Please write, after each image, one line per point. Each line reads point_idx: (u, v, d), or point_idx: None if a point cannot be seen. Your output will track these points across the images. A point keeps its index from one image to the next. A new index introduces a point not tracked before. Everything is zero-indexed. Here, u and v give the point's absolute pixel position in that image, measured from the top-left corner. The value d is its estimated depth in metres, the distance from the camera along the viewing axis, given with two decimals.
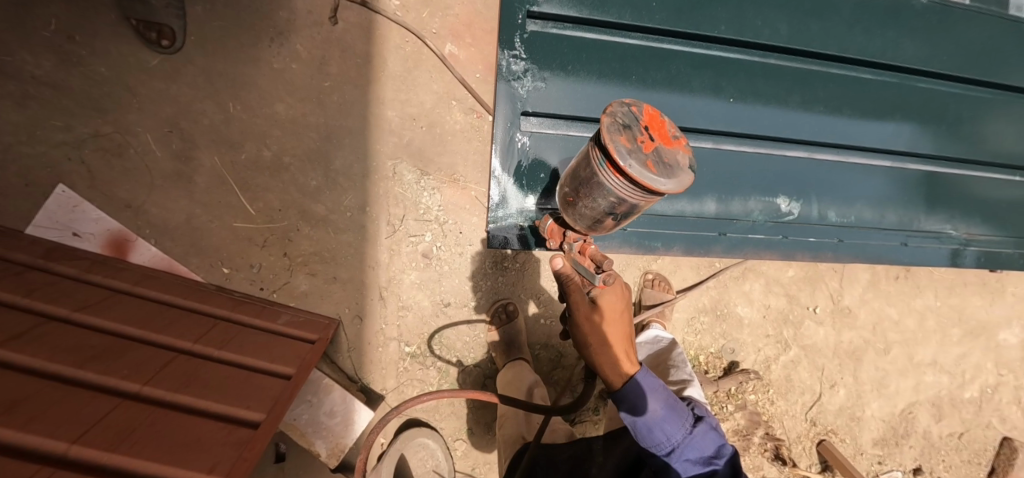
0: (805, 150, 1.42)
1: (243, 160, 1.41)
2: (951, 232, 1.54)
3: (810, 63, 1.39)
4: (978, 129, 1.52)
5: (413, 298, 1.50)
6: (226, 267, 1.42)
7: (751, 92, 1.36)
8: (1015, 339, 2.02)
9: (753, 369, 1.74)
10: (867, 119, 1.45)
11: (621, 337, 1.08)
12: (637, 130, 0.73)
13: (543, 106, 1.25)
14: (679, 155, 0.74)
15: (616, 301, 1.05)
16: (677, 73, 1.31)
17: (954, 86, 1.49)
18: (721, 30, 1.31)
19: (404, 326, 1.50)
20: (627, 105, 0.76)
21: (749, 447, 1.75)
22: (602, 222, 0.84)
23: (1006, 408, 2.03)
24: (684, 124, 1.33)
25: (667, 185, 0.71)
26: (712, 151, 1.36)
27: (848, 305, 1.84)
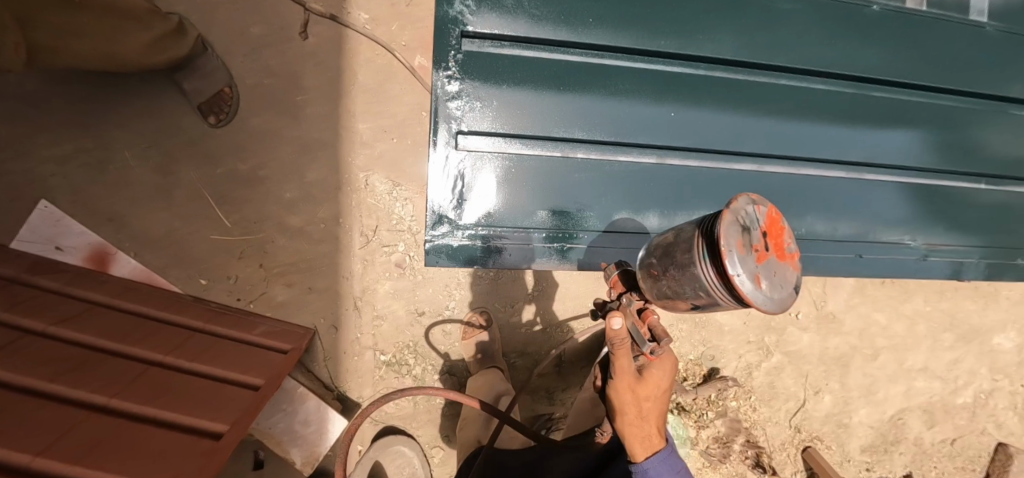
0: (761, 161, 1.40)
1: (219, 173, 1.42)
2: (910, 242, 1.51)
3: (760, 75, 1.37)
4: (937, 137, 1.49)
5: (388, 308, 1.50)
6: (204, 279, 1.45)
7: (703, 106, 1.35)
8: (1011, 343, 1.97)
9: (733, 376, 1.72)
10: (823, 130, 1.43)
11: (656, 411, 1.01)
12: (755, 236, 0.68)
13: (483, 126, 1.26)
14: (787, 271, 0.70)
15: (662, 373, 0.96)
16: (621, 88, 1.31)
17: (911, 94, 1.46)
18: (663, 45, 1.31)
19: (379, 335, 1.51)
20: (751, 202, 0.70)
21: (729, 455, 1.72)
22: (674, 304, 0.81)
23: (1002, 414, 2.00)
24: (635, 137, 1.33)
25: (769, 304, 0.68)
26: (661, 166, 1.35)
27: (833, 311, 1.79)
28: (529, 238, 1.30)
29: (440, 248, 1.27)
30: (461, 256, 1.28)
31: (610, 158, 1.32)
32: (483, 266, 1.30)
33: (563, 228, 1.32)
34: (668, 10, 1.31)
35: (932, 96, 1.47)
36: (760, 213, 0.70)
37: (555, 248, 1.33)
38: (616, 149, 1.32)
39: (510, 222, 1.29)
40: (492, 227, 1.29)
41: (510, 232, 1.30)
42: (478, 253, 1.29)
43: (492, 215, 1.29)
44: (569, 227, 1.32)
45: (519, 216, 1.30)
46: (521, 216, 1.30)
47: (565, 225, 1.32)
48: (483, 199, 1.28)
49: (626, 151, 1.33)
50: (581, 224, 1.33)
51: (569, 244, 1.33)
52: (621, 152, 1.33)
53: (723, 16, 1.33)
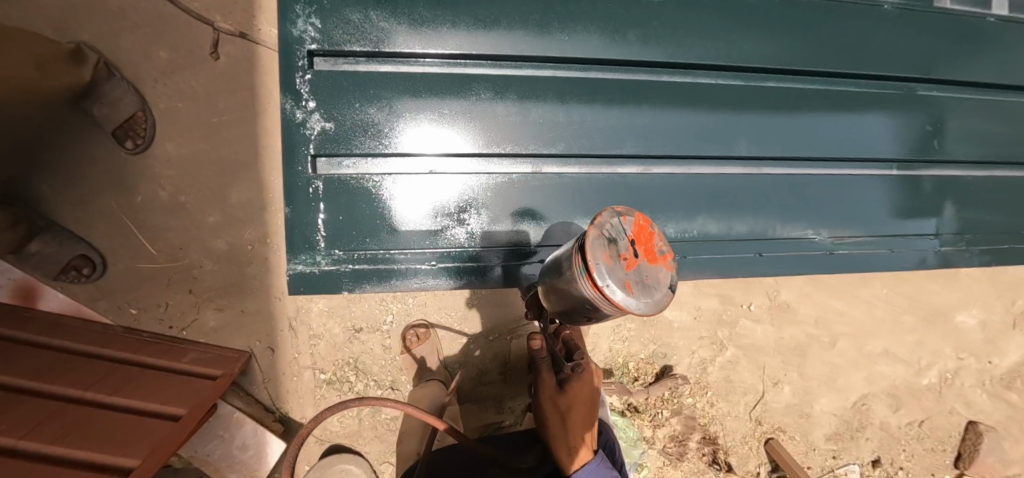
0: (706, 164, 1.18)
1: (140, 201, 1.40)
2: (885, 249, 1.28)
3: (694, 71, 1.13)
4: (915, 127, 1.26)
5: (323, 327, 1.48)
6: (135, 308, 1.43)
7: (629, 111, 1.12)
8: (973, 321, 1.95)
9: (687, 373, 1.69)
10: (779, 122, 1.19)
11: (581, 419, 1.14)
12: (623, 245, 0.72)
13: (410, 146, 1.03)
14: (663, 273, 0.73)
15: (581, 387, 1.11)
16: (527, 91, 1.06)
17: (878, 85, 1.22)
18: (571, 45, 1.06)
19: (317, 354, 1.49)
20: (616, 213, 0.73)
21: (687, 453, 1.70)
22: (577, 320, 0.85)
23: (969, 392, 1.99)
24: (549, 146, 1.09)
25: (644, 308, 0.70)
26: (584, 178, 1.12)
27: (787, 300, 1.75)
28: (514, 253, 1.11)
29: (307, 271, 1.02)
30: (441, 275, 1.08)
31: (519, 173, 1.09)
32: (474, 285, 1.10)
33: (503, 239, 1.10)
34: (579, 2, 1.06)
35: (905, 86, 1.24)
36: (627, 221, 0.73)
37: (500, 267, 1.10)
38: (521, 160, 1.08)
39: (489, 239, 1.10)
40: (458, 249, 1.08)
41: (489, 248, 1.10)
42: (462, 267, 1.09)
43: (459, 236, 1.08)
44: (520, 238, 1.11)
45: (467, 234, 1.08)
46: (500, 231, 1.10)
47: (510, 239, 1.10)
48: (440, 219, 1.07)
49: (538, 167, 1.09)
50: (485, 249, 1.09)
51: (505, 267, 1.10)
52: (532, 166, 1.09)
53: (654, 13, 1.10)
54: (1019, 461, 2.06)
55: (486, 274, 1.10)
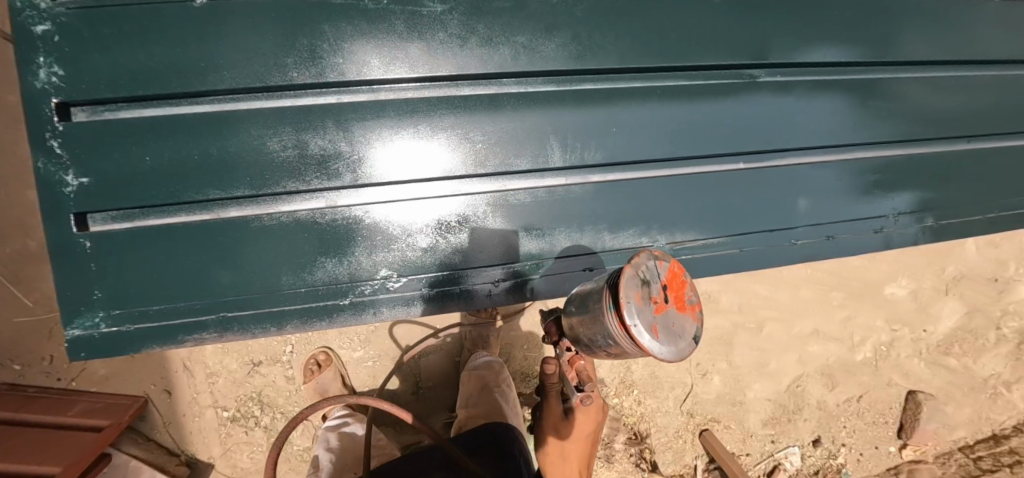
0: (570, 174, 0.92)
1: (9, 253, 1.34)
2: (825, 238, 1.07)
3: (533, 70, 0.88)
4: (835, 112, 1.04)
5: (220, 364, 1.43)
6: (18, 364, 1.37)
7: (447, 125, 0.87)
8: (904, 291, 1.93)
9: (608, 374, 1.66)
10: (661, 118, 0.94)
11: (578, 453, 1.14)
12: (654, 289, 0.71)
13: (393, 174, 0.87)
14: (688, 322, 0.72)
15: (586, 420, 1.08)
16: (369, 96, 0.84)
17: (789, 72, 0.99)
18: (349, 63, 0.82)
19: (217, 392, 1.44)
20: (652, 256, 0.73)
21: (614, 455, 1.68)
22: (594, 351, 0.83)
23: (906, 362, 1.98)
24: (329, 181, 0.85)
25: (667, 353, 0.69)
26: (388, 210, 0.88)
27: (706, 290, 1.72)
28: (513, 268, 0.95)
29: (91, 336, 0.82)
30: (425, 303, 0.92)
31: (287, 210, 0.85)
32: (467, 307, 0.94)
33: (368, 271, 0.89)
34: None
35: (815, 72, 1.01)
36: (661, 266, 0.72)
37: (361, 301, 0.90)
38: (311, 195, 0.86)
39: (480, 258, 0.93)
40: (443, 273, 0.92)
41: (484, 267, 0.93)
42: (447, 294, 0.92)
43: (446, 259, 0.92)
44: (410, 265, 0.91)
45: (445, 257, 0.92)
46: (498, 251, 0.94)
47: (383, 271, 0.90)
48: (426, 245, 0.91)
49: (313, 199, 0.86)
50: (286, 298, 0.88)
51: (358, 308, 0.90)
52: (310, 200, 0.85)
53: (479, 5, 0.84)
54: (963, 425, 2.04)
55: (477, 291, 0.94)
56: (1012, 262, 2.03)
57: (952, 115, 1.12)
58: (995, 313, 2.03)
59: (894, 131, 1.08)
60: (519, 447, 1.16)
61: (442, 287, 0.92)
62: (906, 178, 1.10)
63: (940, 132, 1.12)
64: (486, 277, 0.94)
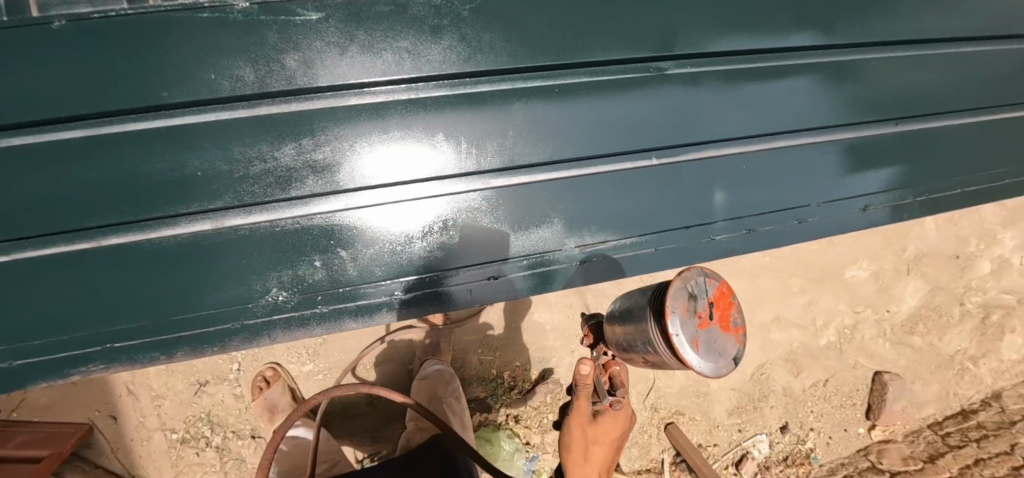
0: (475, 178, 0.78)
1: None
2: (746, 232, 0.95)
3: (426, 74, 0.72)
4: (760, 98, 0.92)
5: (165, 386, 1.41)
6: None
7: (328, 140, 0.72)
8: (865, 273, 1.93)
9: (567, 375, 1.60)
10: (563, 117, 0.79)
11: (600, 454, 1.30)
12: (700, 304, 0.85)
13: (374, 174, 0.75)
14: (728, 341, 0.85)
15: (610, 425, 1.24)
16: (245, 109, 0.69)
17: (699, 62, 0.84)
18: (216, 69, 0.68)
19: (165, 414, 1.42)
20: (702, 275, 0.86)
21: None
22: (633, 357, 1.06)
23: (871, 344, 1.97)
24: (207, 203, 0.71)
25: (705, 363, 0.83)
26: (271, 230, 0.73)
27: None
28: (504, 267, 0.83)
29: None
30: (400, 310, 0.80)
31: (167, 234, 0.71)
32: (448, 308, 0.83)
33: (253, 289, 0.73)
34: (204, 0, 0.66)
35: (761, 61, 0.89)
36: (710, 286, 0.86)
37: (255, 324, 0.75)
38: (198, 217, 0.71)
39: (471, 257, 0.82)
40: (426, 275, 0.80)
41: (478, 263, 0.82)
42: (428, 298, 0.81)
43: (434, 258, 0.80)
44: (304, 284, 0.75)
45: (419, 259, 0.79)
46: (492, 248, 0.83)
47: (270, 290, 0.74)
48: (409, 249, 0.79)
49: (193, 221, 0.71)
50: (169, 327, 0.73)
51: (251, 334, 0.74)
52: (188, 223, 0.71)
53: (357, 5, 0.69)
54: (931, 402, 2.04)
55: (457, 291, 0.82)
56: (972, 238, 2.03)
57: (902, 94, 1.03)
58: (957, 290, 2.03)
59: (839, 114, 0.99)
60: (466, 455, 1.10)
61: (417, 291, 0.80)
62: (855, 159, 1.02)
63: (883, 114, 1.03)
64: (473, 276, 0.82)
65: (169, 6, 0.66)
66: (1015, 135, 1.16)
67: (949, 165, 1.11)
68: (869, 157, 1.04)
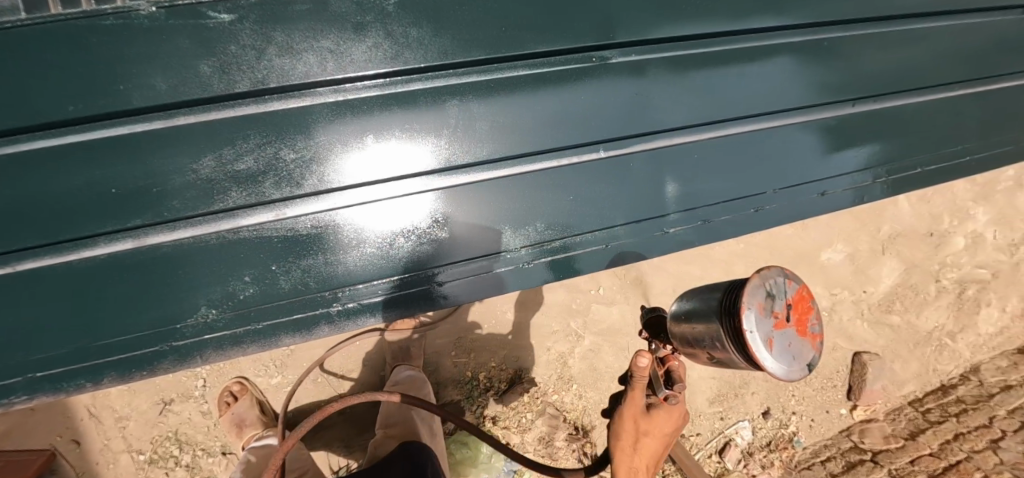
0: (417, 179, 0.74)
1: None
2: (700, 223, 0.94)
3: (353, 75, 0.69)
4: (710, 84, 0.89)
5: (129, 406, 1.36)
6: None
7: (251, 149, 0.68)
8: (840, 256, 1.93)
9: (544, 373, 1.62)
10: (501, 113, 0.77)
11: (651, 452, 0.80)
12: (779, 303, 0.65)
13: (360, 173, 0.72)
14: (806, 349, 0.66)
15: (670, 421, 0.79)
16: (160, 118, 0.64)
17: (643, 50, 0.82)
18: (126, 78, 0.63)
19: (130, 435, 1.37)
20: (783, 273, 0.67)
21: (557, 453, 1.61)
22: (694, 353, 0.75)
23: (849, 325, 1.98)
24: (126, 222, 0.66)
25: (775, 370, 0.63)
26: (196, 246, 0.68)
27: (638, 276, 1.68)
28: (493, 262, 0.82)
29: None
30: (382, 312, 0.78)
31: (85, 257, 0.66)
32: (433, 308, 0.81)
33: (181, 310, 0.69)
34: (106, 6, 0.61)
35: (711, 43, 0.87)
36: (792, 285, 0.66)
37: (186, 346, 0.70)
38: (117, 235, 0.66)
39: (453, 254, 0.80)
40: (410, 275, 0.78)
41: (464, 260, 0.80)
42: (410, 298, 0.79)
43: (420, 256, 0.78)
44: (235, 300, 0.70)
45: (384, 263, 0.76)
46: (473, 245, 0.80)
47: (200, 310, 0.69)
48: (385, 250, 0.76)
49: (114, 241, 0.66)
50: (92, 353, 0.68)
51: (181, 357, 0.70)
52: (108, 243, 0.66)
53: (274, 4, 0.65)
54: (911, 379, 2.05)
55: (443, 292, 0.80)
56: (946, 216, 2.04)
57: (860, 75, 1.02)
58: (933, 267, 2.03)
59: (795, 97, 0.97)
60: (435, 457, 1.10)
61: (404, 290, 0.78)
62: (815, 143, 1.00)
63: (841, 95, 1.01)
64: (455, 274, 0.80)
65: (67, 14, 0.60)
66: (975, 111, 1.15)
67: (911, 143, 1.10)
68: (831, 139, 1.02)
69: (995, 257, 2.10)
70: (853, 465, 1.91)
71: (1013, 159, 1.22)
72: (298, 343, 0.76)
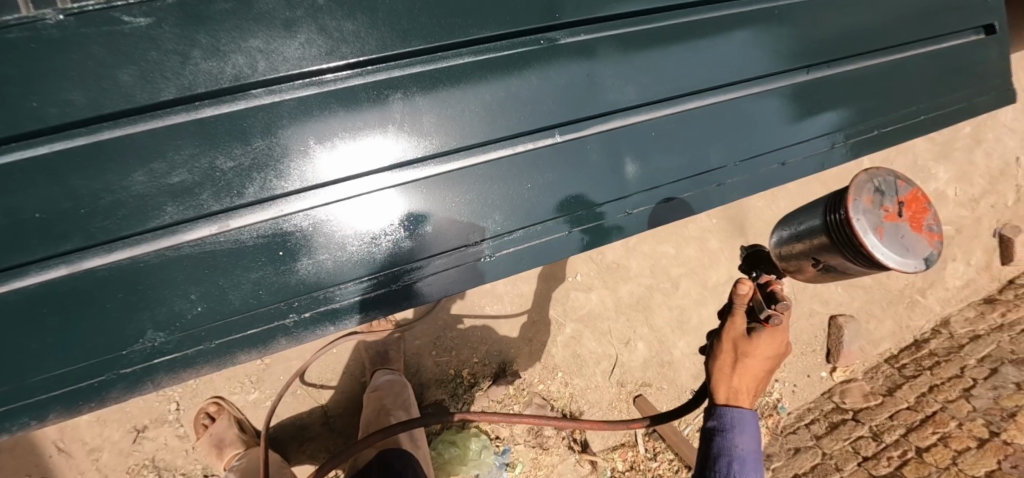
0: (367, 178, 0.72)
1: None
2: (663, 201, 0.91)
3: (287, 74, 0.66)
4: (660, 61, 0.89)
5: (100, 436, 1.31)
6: None
7: (184, 161, 0.64)
8: None
9: (528, 364, 1.61)
10: (449, 104, 0.75)
11: (754, 374, 0.78)
12: (887, 200, 0.67)
13: (332, 170, 0.70)
14: (921, 244, 0.67)
15: (773, 343, 0.75)
16: (85, 137, 0.61)
17: (590, 30, 0.83)
18: (41, 96, 0.59)
19: (103, 468, 1.32)
20: (893, 175, 0.69)
21: (547, 442, 1.60)
22: (800, 265, 0.74)
23: (824, 290, 2.01)
24: (55, 247, 0.62)
25: (889, 257, 0.64)
26: (135, 268, 0.64)
27: (613, 260, 1.68)
28: (463, 255, 0.78)
29: None
30: (348, 318, 0.74)
31: (18, 288, 0.61)
32: (400, 309, 0.76)
33: (126, 334, 0.65)
34: (10, 18, 0.57)
35: (656, 19, 0.89)
36: (901, 185, 0.69)
37: (135, 373, 0.66)
38: (46, 264, 0.62)
39: (421, 251, 0.76)
40: (385, 273, 0.74)
41: (435, 256, 0.77)
42: (380, 298, 0.75)
43: (393, 253, 0.74)
44: (182, 322, 0.66)
45: (351, 263, 0.73)
46: (443, 238, 0.77)
47: (146, 334, 0.66)
48: (347, 255, 0.72)
49: (46, 269, 0.62)
50: (28, 393, 0.63)
51: (131, 384, 0.66)
52: (41, 271, 0.62)
53: (194, 6, 0.62)
54: (886, 338, 2.11)
55: (418, 290, 0.76)
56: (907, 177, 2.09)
57: (810, 42, 1.03)
58: None
59: (747, 67, 0.97)
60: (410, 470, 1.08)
61: (377, 290, 0.74)
62: (773, 112, 1.00)
63: (794, 63, 1.01)
64: (425, 271, 0.76)
65: None
66: (928, 70, 1.16)
67: (869, 105, 1.09)
68: (788, 109, 1.01)
69: (958, 213, 2.16)
70: (836, 425, 1.96)
71: (978, 111, 1.21)
72: (256, 359, 0.72)
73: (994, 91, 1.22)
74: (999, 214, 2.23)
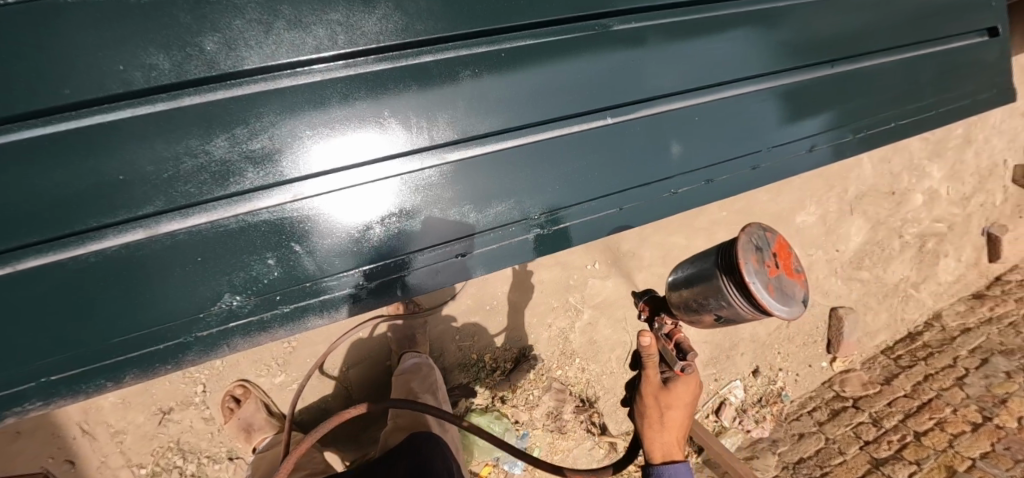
0: (408, 158, 0.73)
1: None
2: (703, 183, 0.97)
3: (365, 48, 0.68)
4: (701, 50, 0.93)
5: (124, 420, 1.30)
6: None
7: (265, 128, 0.66)
8: (812, 217, 2.02)
9: (546, 350, 1.65)
10: (510, 83, 0.77)
11: (677, 421, 0.95)
12: (766, 255, 0.76)
13: (365, 150, 0.71)
14: (798, 288, 0.78)
15: (687, 390, 0.92)
16: (166, 101, 0.62)
17: (640, 17, 0.87)
18: (129, 61, 0.59)
19: (127, 450, 1.32)
20: (763, 228, 0.79)
21: (565, 425, 1.66)
22: (699, 317, 0.84)
23: (825, 282, 2.07)
24: (136, 211, 0.63)
25: (780, 309, 0.74)
26: (215, 233, 0.66)
27: (629, 249, 1.71)
28: (471, 242, 0.79)
29: None
30: (352, 303, 0.74)
31: (96, 250, 0.62)
32: (393, 300, 0.77)
33: (203, 297, 0.66)
34: None
35: (697, 10, 0.93)
36: (771, 237, 0.78)
37: (211, 336, 0.68)
38: (125, 228, 0.63)
39: (424, 240, 0.77)
40: (380, 264, 0.74)
41: (428, 248, 0.77)
42: (369, 291, 0.75)
43: (393, 242, 0.75)
44: (258, 285, 0.68)
45: (352, 252, 0.73)
46: (445, 228, 0.77)
47: (223, 297, 0.67)
48: (351, 241, 0.72)
49: (123, 233, 0.63)
50: (108, 354, 0.64)
51: (208, 347, 0.68)
52: (119, 234, 0.63)
53: None
54: (882, 330, 2.18)
55: (412, 282, 0.77)
56: (904, 174, 2.16)
57: (834, 38, 1.08)
58: (895, 223, 2.16)
59: (779, 59, 1.02)
60: (442, 452, 1.11)
61: (375, 280, 0.75)
62: (802, 102, 1.05)
63: (822, 56, 1.06)
64: (422, 262, 0.77)
65: None
66: (937, 67, 1.23)
67: (886, 98, 1.16)
68: (812, 101, 1.07)
69: (949, 210, 2.26)
70: (837, 412, 2.04)
71: (980, 108, 1.28)
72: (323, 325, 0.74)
73: (995, 88, 1.29)
74: (986, 212, 2.34)
